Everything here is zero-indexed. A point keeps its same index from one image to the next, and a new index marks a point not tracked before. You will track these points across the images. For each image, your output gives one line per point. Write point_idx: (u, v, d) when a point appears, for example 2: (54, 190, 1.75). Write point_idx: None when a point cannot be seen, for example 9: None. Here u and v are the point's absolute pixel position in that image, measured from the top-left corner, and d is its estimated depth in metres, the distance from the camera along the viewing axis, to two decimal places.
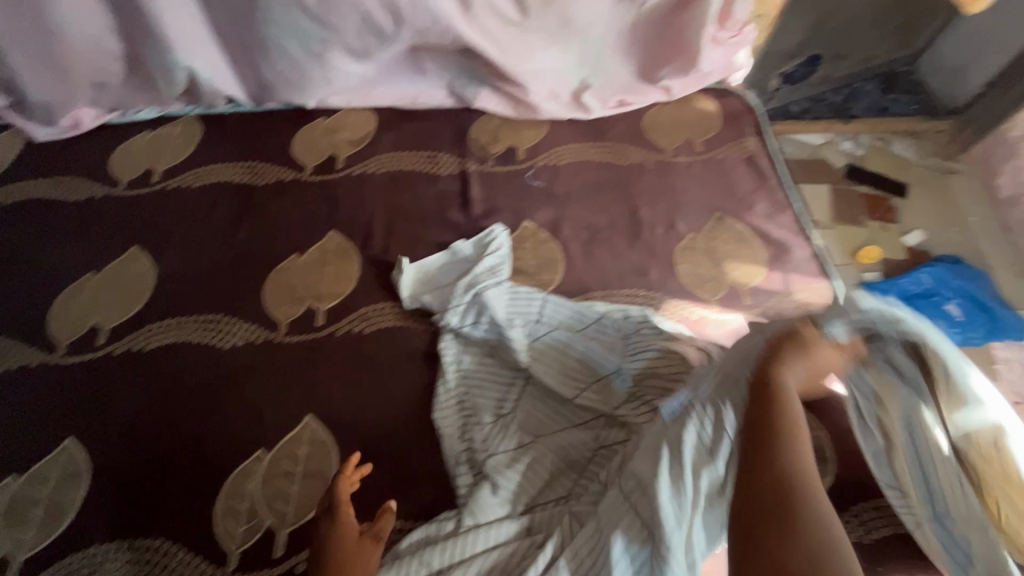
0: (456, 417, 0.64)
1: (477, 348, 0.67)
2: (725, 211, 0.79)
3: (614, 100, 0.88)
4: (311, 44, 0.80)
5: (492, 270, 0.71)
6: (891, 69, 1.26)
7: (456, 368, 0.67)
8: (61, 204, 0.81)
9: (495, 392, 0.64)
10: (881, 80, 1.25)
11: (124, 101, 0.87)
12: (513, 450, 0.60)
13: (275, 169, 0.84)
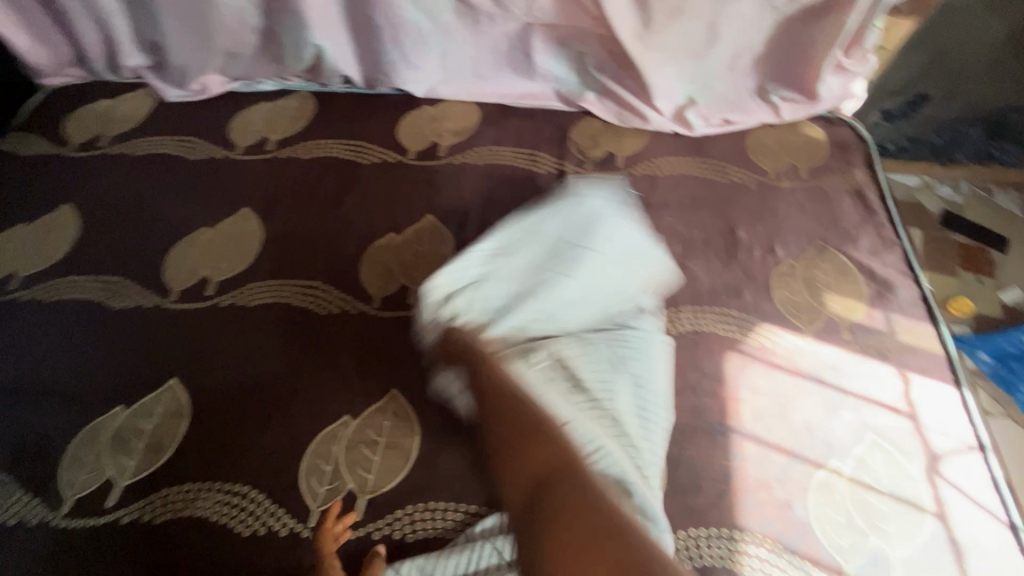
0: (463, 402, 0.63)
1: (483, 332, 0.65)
2: (827, 242, 0.76)
3: (719, 117, 0.87)
4: (438, 21, 0.84)
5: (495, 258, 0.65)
6: (1005, 114, 1.08)
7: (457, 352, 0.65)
8: (183, 161, 0.87)
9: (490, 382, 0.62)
10: (989, 126, 1.10)
11: (251, 72, 0.93)
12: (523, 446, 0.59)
13: (379, 150, 0.87)
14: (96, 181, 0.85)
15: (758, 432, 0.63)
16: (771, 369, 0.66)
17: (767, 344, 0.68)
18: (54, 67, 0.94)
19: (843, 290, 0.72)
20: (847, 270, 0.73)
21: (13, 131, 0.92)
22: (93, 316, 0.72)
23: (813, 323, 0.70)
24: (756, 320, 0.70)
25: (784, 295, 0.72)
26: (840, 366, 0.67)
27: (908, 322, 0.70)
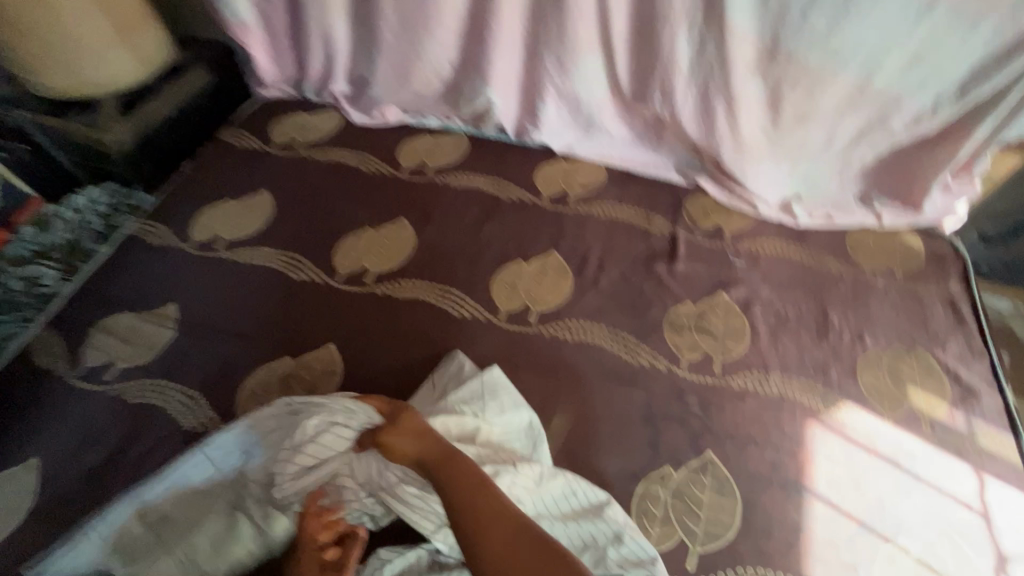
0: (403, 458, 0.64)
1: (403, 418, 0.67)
2: (916, 341, 0.82)
3: (823, 214, 0.95)
4: (594, 95, 0.97)
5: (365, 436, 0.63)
6: None
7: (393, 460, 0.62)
8: (358, 171, 1.05)
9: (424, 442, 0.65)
10: None
11: (423, 110, 1.09)
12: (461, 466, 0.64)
13: (517, 190, 1.02)
14: (289, 177, 1.04)
15: (831, 496, 0.68)
16: (843, 443, 0.73)
17: (840, 425, 0.74)
18: (271, 81, 1.14)
19: (927, 387, 0.77)
20: (933, 370, 0.79)
21: (230, 127, 1.14)
22: (276, 281, 0.89)
23: (894, 410, 0.75)
24: (839, 397, 0.77)
25: (868, 380, 0.78)
26: (915, 454, 0.72)
27: (988, 429, 0.74)
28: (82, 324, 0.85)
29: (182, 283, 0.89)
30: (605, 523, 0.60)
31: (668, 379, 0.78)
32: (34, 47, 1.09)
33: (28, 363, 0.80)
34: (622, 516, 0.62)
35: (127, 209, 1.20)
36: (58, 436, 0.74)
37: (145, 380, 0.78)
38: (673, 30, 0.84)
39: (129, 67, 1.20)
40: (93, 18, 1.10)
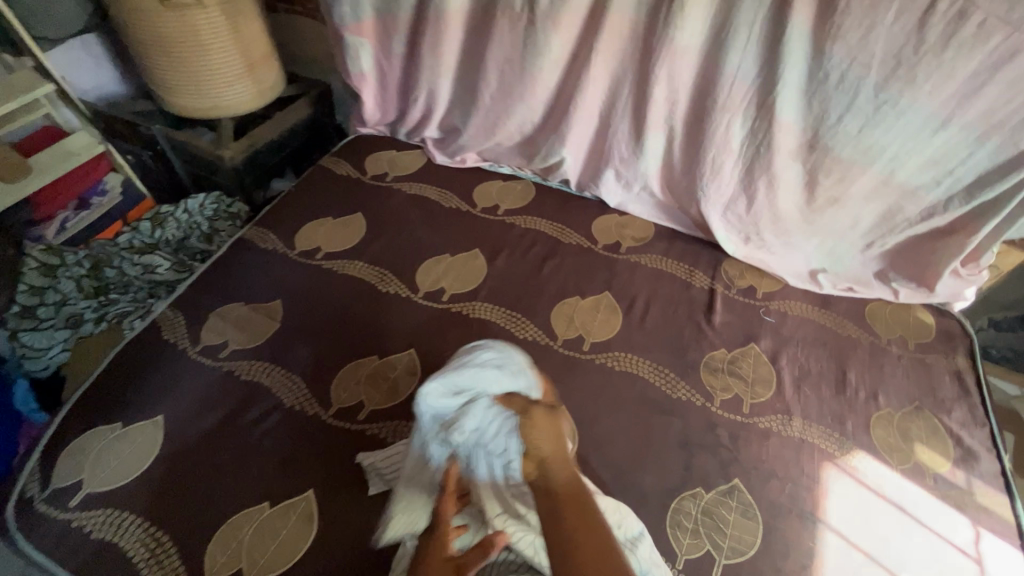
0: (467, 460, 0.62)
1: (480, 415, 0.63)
2: (925, 405, 0.92)
3: (845, 284, 1.07)
4: (645, 166, 1.07)
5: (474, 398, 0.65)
6: None
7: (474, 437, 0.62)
8: (438, 204, 1.20)
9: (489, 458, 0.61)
10: None
11: (499, 158, 1.25)
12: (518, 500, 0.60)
13: (577, 235, 1.16)
14: (378, 203, 1.19)
15: (843, 529, 0.78)
16: (851, 480, 0.83)
17: (848, 466, 0.84)
18: (371, 121, 1.30)
19: (932, 446, 0.88)
20: (939, 432, 0.89)
21: (330, 155, 1.31)
22: (365, 290, 1.03)
23: (902, 463, 0.85)
24: (852, 445, 0.87)
25: (880, 434, 0.88)
26: (920, 503, 0.81)
27: (986, 488, 0.84)
28: (201, 309, 0.98)
29: (285, 283, 1.03)
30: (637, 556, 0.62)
31: (703, 412, 0.89)
32: (178, 73, 1.28)
33: (156, 337, 0.94)
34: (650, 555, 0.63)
35: (229, 216, 1.36)
36: (180, 401, 0.86)
37: (254, 361, 0.91)
38: (726, 116, 0.91)
39: (249, 97, 1.38)
40: (230, 55, 1.29)
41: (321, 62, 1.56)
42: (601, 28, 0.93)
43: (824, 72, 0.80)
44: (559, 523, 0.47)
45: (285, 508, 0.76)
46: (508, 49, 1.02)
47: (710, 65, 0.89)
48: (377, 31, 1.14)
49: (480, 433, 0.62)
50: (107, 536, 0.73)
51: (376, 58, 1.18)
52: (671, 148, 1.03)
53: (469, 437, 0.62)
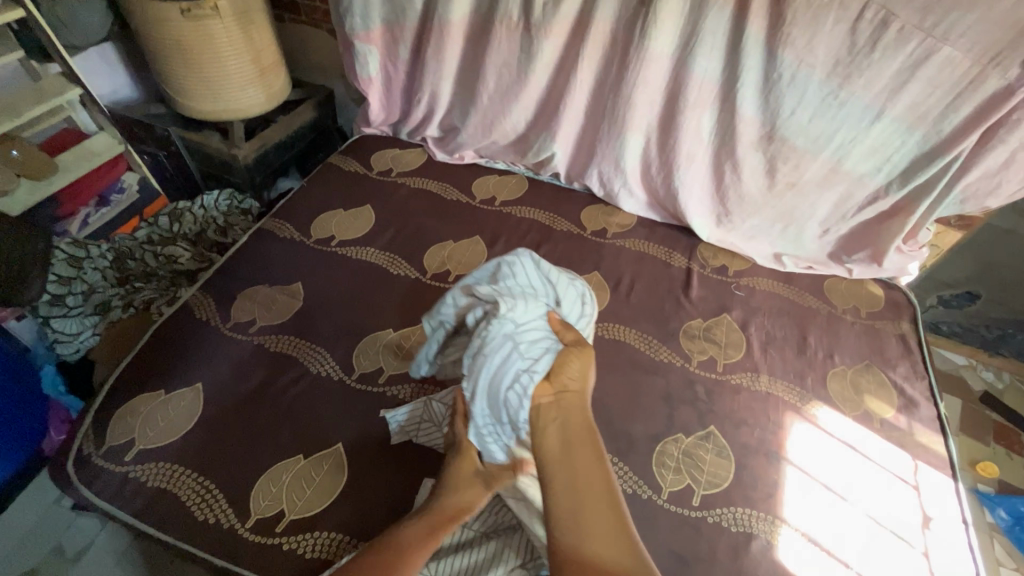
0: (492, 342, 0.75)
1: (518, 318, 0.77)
2: (874, 363, 1.06)
3: (805, 263, 1.21)
4: (624, 161, 1.18)
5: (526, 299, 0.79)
6: None
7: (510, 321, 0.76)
8: (441, 196, 1.31)
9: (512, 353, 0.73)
10: None
11: (494, 155, 1.37)
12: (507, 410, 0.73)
13: (567, 222, 1.28)
14: (385, 196, 1.30)
15: (801, 463, 0.91)
16: (807, 425, 0.96)
17: (806, 413, 0.98)
18: (377, 122, 1.41)
19: (880, 396, 1.01)
20: (885, 385, 1.03)
21: (337, 153, 1.41)
22: (378, 272, 1.13)
23: (854, 410, 0.99)
24: (811, 396, 1.00)
25: (836, 387, 1.02)
26: (867, 442, 0.95)
27: (925, 430, 0.97)
28: (229, 291, 1.08)
29: (304, 268, 1.13)
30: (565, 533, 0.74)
31: (682, 371, 1.02)
32: (195, 79, 1.38)
33: (190, 315, 1.04)
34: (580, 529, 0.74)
35: (242, 211, 1.46)
36: (216, 370, 0.96)
37: (281, 335, 1.01)
38: (696, 113, 1.04)
39: (259, 101, 1.48)
40: (244, 61, 1.39)
41: (325, 68, 1.67)
42: (585, 38, 1.05)
43: (777, 73, 0.93)
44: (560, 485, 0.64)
45: (318, 458, 0.86)
46: (505, 56, 1.15)
47: (680, 69, 1.02)
48: (384, 40, 1.25)
49: (522, 324, 0.76)
50: (164, 484, 0.83)
51: (383, 64, 1.30)
52: (649, 144, 1.15)
53: (509, 322, 0.75)
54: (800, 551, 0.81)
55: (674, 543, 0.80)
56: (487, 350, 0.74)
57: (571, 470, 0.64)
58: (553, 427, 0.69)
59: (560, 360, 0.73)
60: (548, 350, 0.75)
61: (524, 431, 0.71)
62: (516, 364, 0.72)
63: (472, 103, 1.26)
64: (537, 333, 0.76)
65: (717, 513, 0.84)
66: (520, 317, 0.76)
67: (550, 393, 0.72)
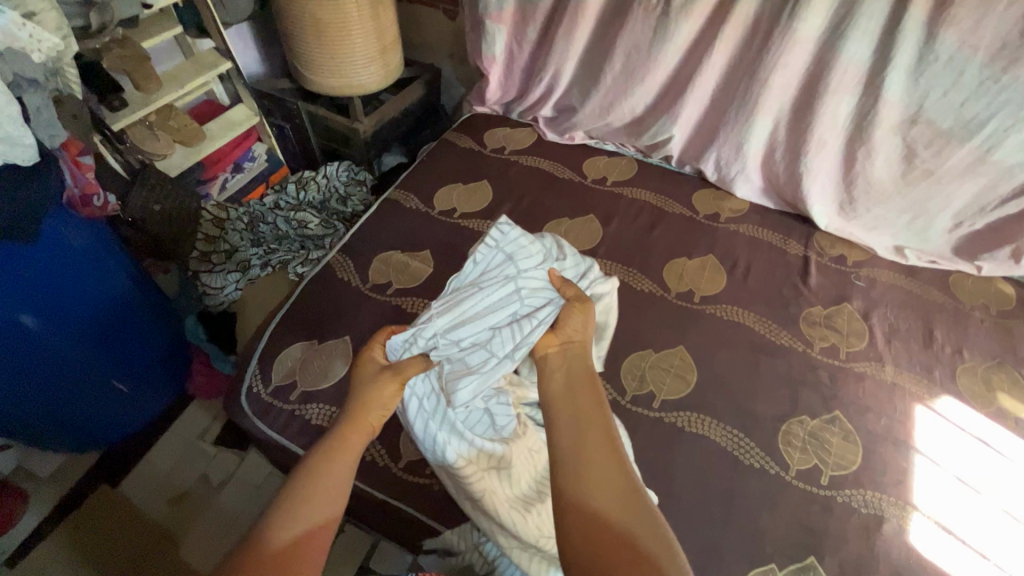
0: (490, 280, 0.82)
1: (519, 266, 0.84)
2: (1007, 361, 1.03)
3: (929, 258, 1.19)
4: (747, 145, 1.19)
5: (532, 253, 0.86)
6: None
7: (513, 268, 0.84)
8: (555, 175, 1.35)
9: (508, 298, 0.81)
10: None
11: (605, 137, 1.40)
12: (480, 345, 0.79)
13: (679, 206, 1.29)
14: (500, 173, 1.35)
15: (929, 453, 0.91)
16: (928, 411, 0.96)
17: (928, 400, 0.98)
18: (491, 101, 1.47)
19: (1013, 394, 0.99)
20: (1019, 383, 1.00)
21: (452, 130, 1.47)
22: None
23: (986, 406, 0.97)
24: (939, 389, 0.99)
25: (965, 382, 1.00)
26: (1000, 438, 0.93)
27: None
28: (364, 255, 1.17)
29: (430, 238, 1.20)
30: (482, 505, 0.78)
31: (804, 356, 1.02)
32: (325, 56, 1.45)
33: (332, 276, 1.13)
34: (493, 508, 0.77)
35: (355, 181, 1.54)
36: (361, 325, 1.04)
37: (414, 298, 1.09)
38: (837, 97, 1.03)
39: (377, 80, 1.55)
40: (369, 40, 1.45)
41: (434, 48, 1.73)
42: (726, 20, 1.06)
43: (933, 55, 0.92)
44: (571, 432, 0.60)
45: None
46: (637, 37, 1.16)
47: (826, 52, 1.01)
48: (513, 19, 1.29)
49: (529, 272, 0.83)
50: (323, 424, 0.92)
51: (507, 44, 1.34)
52: (777, 126, 1.15)
53: (513, 269, 0.84)
54: (932, 536, 0.82)
55: (802, 518, 0.83)
56: (485, 283, 0.82)
57: (574, 411, 0.63)
58: (559, 374, 0.69)
59: (569, 314, 0.75)
60: (549, 300, 0.80)
61: (500, 367, 0.77)
62: (516, 305, 0.80)
63: (595, 84, 1.28)
64: (541, 283, 0.82)
65: (846, 494, 0.85)
66: (529, 267, 0.84)
67: (552, 345, 0.72)
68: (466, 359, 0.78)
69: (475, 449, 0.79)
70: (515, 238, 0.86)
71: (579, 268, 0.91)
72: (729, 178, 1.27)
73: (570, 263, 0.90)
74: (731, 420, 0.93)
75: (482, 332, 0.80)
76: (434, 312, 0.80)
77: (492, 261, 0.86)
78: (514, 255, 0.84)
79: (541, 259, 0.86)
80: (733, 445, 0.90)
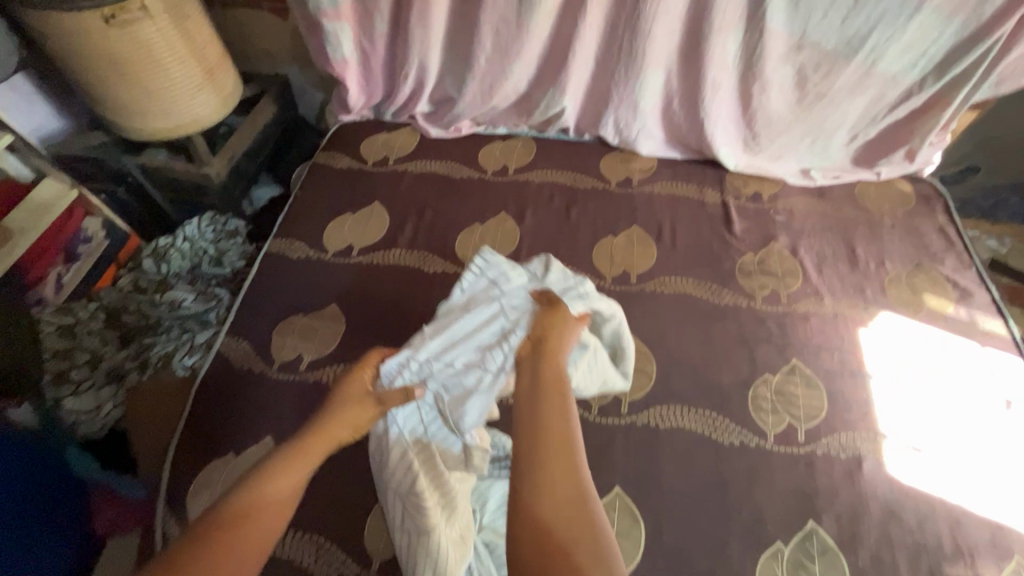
0: (476, 305, 0.80)
1: (504, 288, 0.82)
2: (923, 262, 1.07)
3: (833, 173, 1.20)
4: (643, 101, 1.12)
5: (515, 276, 0.84)
6: None
7: (498, 291, 0.81)
8: (451, 176, 1.22)
9: (497, 318, 0.78)
10: None
11: (494, 120, 1.28)
12: (475, 366, 0.74)
13: (590, 179, 1.21)
14: (389, 189, 1.19)
15: (882, 375, 0.93)
16: (869, 332, 0.98)
17: (867, 321, 1.00)
18: (357, 107, 1.29)
19: (936, 292, 1.03)
20: (939, 280, 1.05)
21: (322, 150, 1.28)
22: (412, 274, 1.06)
23: (918, 313, 1.01)
24: (875, 307, 1.01)
25: (894, 293, 1.03)
26: (936, 340, 0.97)
27: (984, 316, 1.00)
28: (262, 329, 0.99)
29: (333, 287, 1.04)
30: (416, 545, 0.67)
31: (750, 310, 1.00)
32: (142, 97, 1.18)
33: (229, 367, 0.96)
34: (428, 548, 0.66)
35: (228, 234, 1.30)
36: (281, 417, 0.89)
37: (335, 366, 0.94)
38: (722, 37, 0.98)
39: (216, 106, 1.29)
40: (188, 64, 1.19)
41: (273, 54, 1.48)
42: None
43: None
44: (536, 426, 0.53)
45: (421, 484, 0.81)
46: (502, 10, 1.03)
47: None
48: (356, 12, 1.11)
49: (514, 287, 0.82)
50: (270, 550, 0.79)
51: (356, 41, 1.15)
52: (668, 76, 1.09)
53: (498, 292, 0.81)
54: (904, 460, 0.84)
55: (794, 483, 0.81)
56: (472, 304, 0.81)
57: (539, 405, 0.55)
58: (527, 373, 0.62)
59: (544, 329, 0.69)
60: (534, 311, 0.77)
61: (496, 383, 0.71)
62: (505, 322, 0.77)
63: (468, 69, 1.14)
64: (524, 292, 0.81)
65: (824, 444, 0.85)
66: (514, 284, 0.82)
67: (526, 348, 0.67)
68: (461, 381, 0.73)
69: (433, 487, 0.70)
70: (497, 267, 0.84)
71: (563, 283, 0.86)
72: (631, 138, 1.20)
73: (553, 279, 0.87)
74: (701, 403, 0.89)
75: (473, 352, 0.76)
76: (427, 337, 0.77)
77: (477, 290, 0.83)
78: (497, 280, 0.82)
79: (524, 280, 0.84)
80: (710, 429, 0.87)
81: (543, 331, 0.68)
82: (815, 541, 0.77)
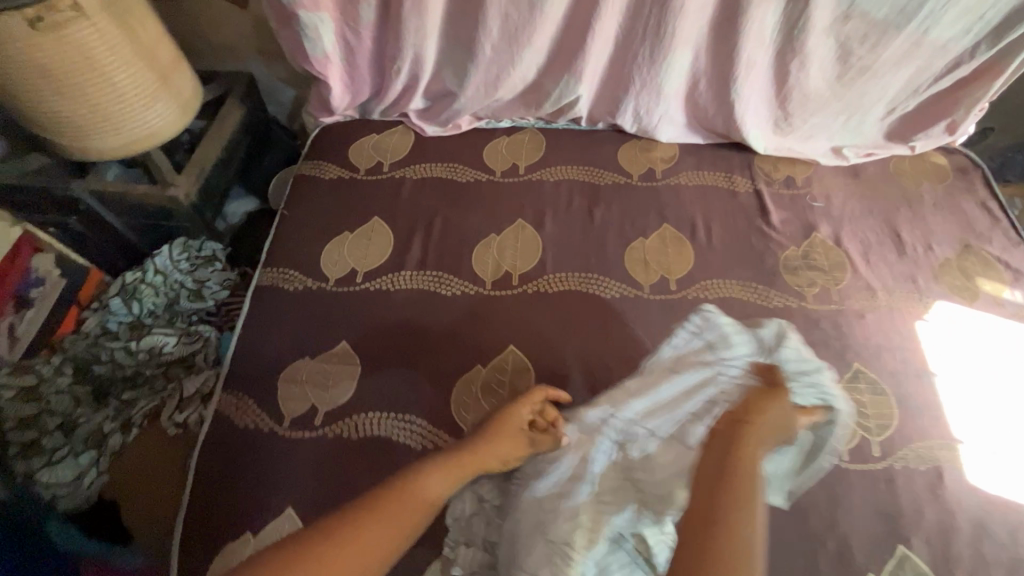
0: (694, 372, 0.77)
1: (728, 360, 0.77)
2: (971, 242, 1.01)
3: (866, 150, 1.12)
4: (668, 85, 1.01)
5: (749, 344, 0.78)
6: None
7: (720, 366, 0.76)
8: (456, 181, 1.09)
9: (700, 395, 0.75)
10: None
11: (496, 114, 1.14)
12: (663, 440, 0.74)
13: (610, 174, 1.10)
14: (389, 200, 1.06)
15: (948, 372, 0.87)
16: (926, 325, 0.92)
17: (923, 313, 0.93)
18: (342, 107, 1.13)
19: (989, 275, 0.97)
20: (990, 262, 0.98)
21: (305, 160, 1.13)
22: (428, 299, 0.94)
23: (973, 300, 0.94)
24: (930, 297, 0.94)
25: (946, 280, 0.96)
26: (996, 329, 0.91)
27: None
28: (267, 378, 0.87)
29: (341, 321, 0.92)
30: None
31: (802, 311, 0.92)
32: (83, 111, 1.00)
33: (232, 426, 0.84)
34: None
35: (205, 262, 1.15)
36: (304, 481, 0.78)
37: (355, 415, 0.83)
38: (760, 9, 0.88)
39: (173, 117, 1.12)
40: (133, 67, 1.01)
41: (234, 49, 1.30)
42: None
43: None
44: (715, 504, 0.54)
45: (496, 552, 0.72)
46: None
47: None
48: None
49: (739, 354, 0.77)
50: None
51: (337, 32, 1.00)
52: (696, 56, 0.98)
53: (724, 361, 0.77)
54: (985, 467, 0.79)
55: (876, 504, 0.75)
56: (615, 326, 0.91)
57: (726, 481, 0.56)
58: (717, 445, 0.62)
59: (754, 406, 0.65)
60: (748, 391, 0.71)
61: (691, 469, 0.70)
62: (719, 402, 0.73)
63: (470, 58, 1.00)
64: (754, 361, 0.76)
65: (901, 457, 0.79)
66: (736, 350, 0.77)
67: (721, 425, 0.64)
68: (648, 449, 0.74)
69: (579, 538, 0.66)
70: (722, 327, 0.79)
71: (800, 367, 0.74)
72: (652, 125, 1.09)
73: (792, 358, 0.75)
74: None
75: (664, 422, 0.75)
76: (629, 394, 0.77)
77: (684, 346, 0.79)
78: (720, 348, 0.78)
79: (753, 352, 0.77)
80: None
81: (744, 410, 0.65)
82: (909, 567, 0.71)
